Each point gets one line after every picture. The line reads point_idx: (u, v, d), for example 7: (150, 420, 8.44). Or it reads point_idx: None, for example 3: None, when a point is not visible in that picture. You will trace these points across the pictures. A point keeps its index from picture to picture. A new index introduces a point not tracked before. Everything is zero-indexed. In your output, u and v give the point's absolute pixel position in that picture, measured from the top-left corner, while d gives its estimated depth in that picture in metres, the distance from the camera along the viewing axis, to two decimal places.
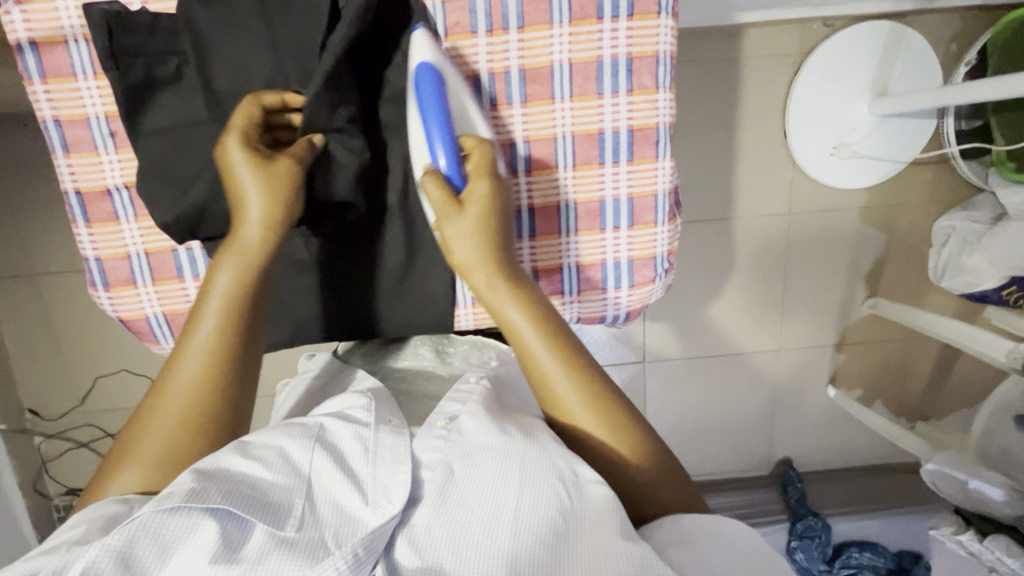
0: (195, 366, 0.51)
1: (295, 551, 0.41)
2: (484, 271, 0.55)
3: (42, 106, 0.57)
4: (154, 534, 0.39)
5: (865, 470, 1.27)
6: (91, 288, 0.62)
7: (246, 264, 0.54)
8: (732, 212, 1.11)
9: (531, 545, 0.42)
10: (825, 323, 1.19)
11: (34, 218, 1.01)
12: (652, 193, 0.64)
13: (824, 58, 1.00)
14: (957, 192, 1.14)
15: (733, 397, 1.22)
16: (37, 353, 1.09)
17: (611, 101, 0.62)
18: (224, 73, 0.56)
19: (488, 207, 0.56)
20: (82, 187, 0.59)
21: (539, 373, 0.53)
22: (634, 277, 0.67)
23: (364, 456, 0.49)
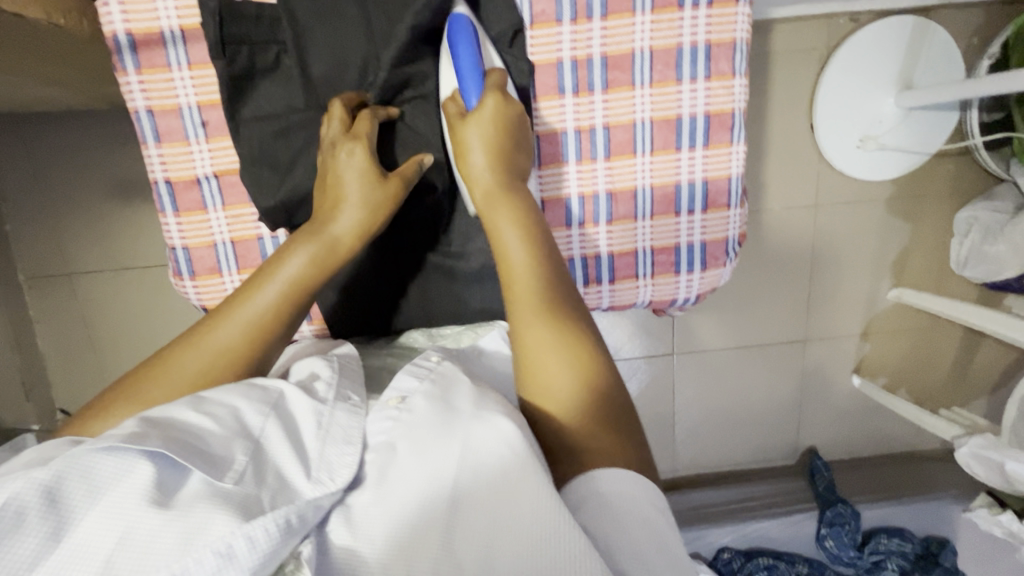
0: (238, 332, 0.52)
1: (228, 503, 0.39)
2: (482, 183, 0.58)
3: (135, 95, 0.57)
4: (85, 475, 0.38)
5: (891, 458, 1.30)
6: (177, 276, 0.63)
7: (324, 256, 0.55)
8: (761, 205, 1.13)
9: (470, 525, 0.40)
10: (851, 312, 1.22)
11: (73, 219, 1.02)
12: (726, 176, 0.66)
13: (852, 51, 1.02)
14: (980, 183, 1.16)
15: (761, 388, 1.24)
16: (72, 352, 1.08)
17: (689, 87, 0.63)
18: (322, 62, 0.58)
19: (491, 122, 0.57)
20: (172, 175, 0.60)
21: (518, 292, 0.54)
22: (706, 260, 0.68)
23: (317, 430, 0.47)
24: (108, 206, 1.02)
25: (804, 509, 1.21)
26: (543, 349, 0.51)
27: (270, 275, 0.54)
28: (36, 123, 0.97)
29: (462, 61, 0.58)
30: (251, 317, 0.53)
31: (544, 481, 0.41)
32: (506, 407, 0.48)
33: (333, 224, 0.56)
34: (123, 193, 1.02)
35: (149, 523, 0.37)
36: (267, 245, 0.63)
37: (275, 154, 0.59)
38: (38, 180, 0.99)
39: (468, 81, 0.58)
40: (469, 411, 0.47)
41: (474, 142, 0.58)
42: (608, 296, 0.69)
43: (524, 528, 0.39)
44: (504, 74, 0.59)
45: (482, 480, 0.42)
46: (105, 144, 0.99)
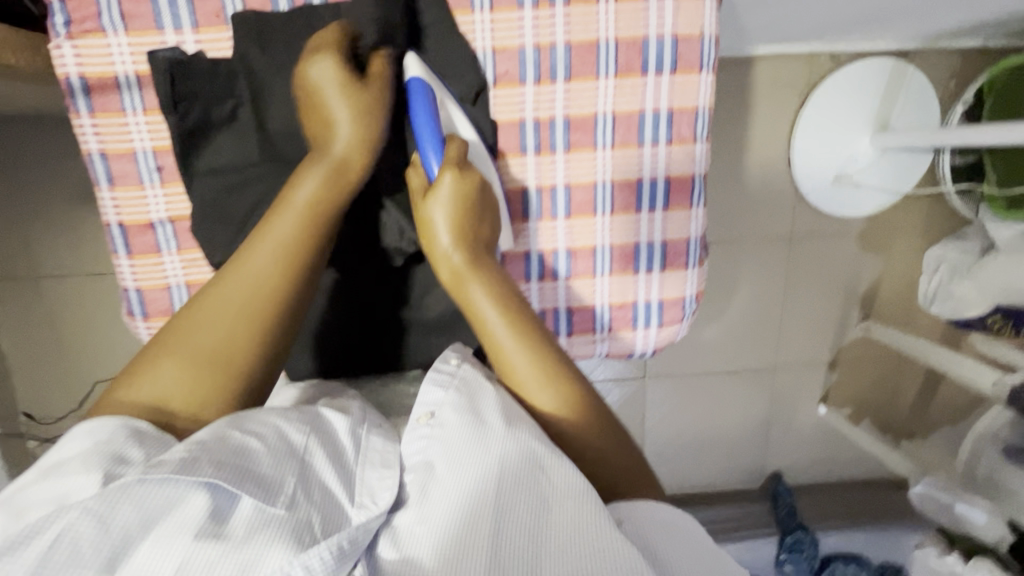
0: (266, 266, 0.49)
1: (284, 533, 0.38)
2: (450, 262, 0.57)
3: (88, 138, 0.56)
4: (141, 500, 0.35)
5: (852, 484, 1.32)
6: (129, 317, 0.61)
7: (337, 178, 0.53)
8: (737, 234, 1.14)
9: (513, 542, 0.40)
10: (821, 342, 1.23)
11: (40, 221, 1.00)
12: (684, 238, 0.67)
13: (832, 88, 1.04)
14: (950, 222, 1.19)
15: (730, 413, 1.26)
16: (36, 354, 1.07)
17: (651, 150, 0.63)
18: (279, 114, 0.56)
19: (454, 198, 0.56)
20: (125, 220, 0.58)
21: (502, 356, 0.54)
22: (663, 317, 0.69)
23: (353, 453, 0.48)
24: (77, 210, 1.00)
25: (765, 533, 1.24)
26: (530, 386, 0.53)
27: (283, 205, 0.51)
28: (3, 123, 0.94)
29: (421, 126, 0.58)
30: (275, 250, 0.50)
31: (584, 501, 0.43)
32: (536, 428, 0.48)
33: (332, 145, 0.53)
34: (93, 198, 1.00)
35: (211, 553, 0.35)
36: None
37: (229, 208, 0.57)
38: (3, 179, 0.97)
39: (428, 147, 0.59)
40: (503, 428, 0.47)
41: (440, 222, 0.57)
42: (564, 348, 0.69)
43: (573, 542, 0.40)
44: (464, 142, 0.59)
45: (523, 493, 0.43)
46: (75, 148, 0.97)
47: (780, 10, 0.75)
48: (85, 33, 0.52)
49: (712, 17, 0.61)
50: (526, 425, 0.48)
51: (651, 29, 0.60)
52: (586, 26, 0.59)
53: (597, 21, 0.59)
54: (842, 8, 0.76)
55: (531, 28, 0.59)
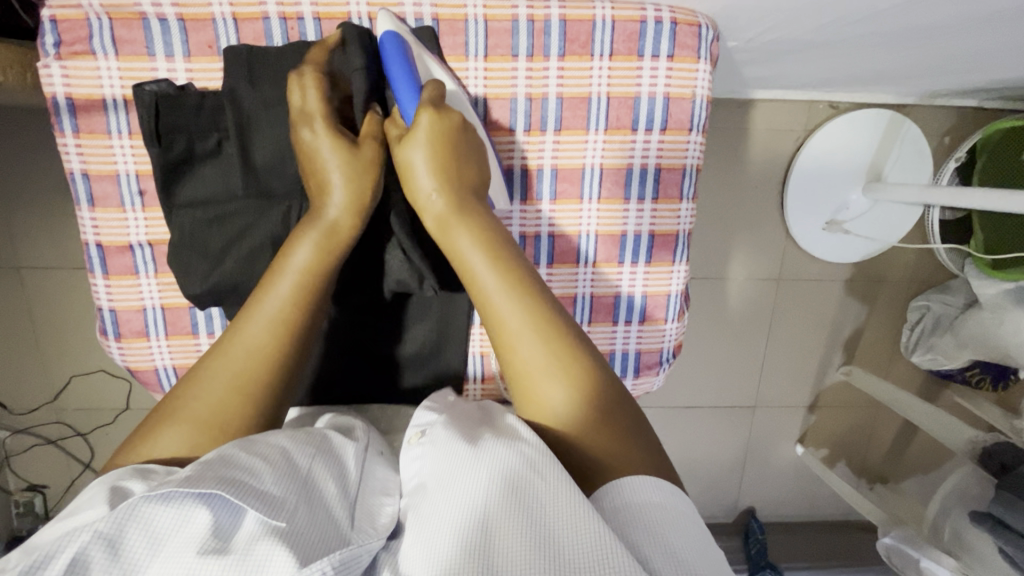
0: (259, 333, 0.49)
1: (286, 542, 0.37)
2: (433, 208, 0.55)
3: (71, 158, 0.56)
4: (147, 522, 0.37)
5: (823, 525, 1.33)
6: (102, 336, 0.61)
7: (327, 242, 0.52)
8: (726, 273, 1.14)
9: (509, 547, 0.36)
10: (802, 383, 1.24)
11: (24, 213, 0.99)
12: (665, 293, 0.67)
13: (827, 136, 1.04)
14: (936, 275, 1.20)
15: (707, 448, 1.26)
16: (14, 345, 1.06)
17: (637, 207, 0.64)
18: (265, 149, 0.55)
19: (432, 138, 0.54)
20: (104, 240, 0.58)
21: (486, 302, 0.51)
22: (639, 368, 0.69)
23: (358, 479, 0.48)
24: (63, 204, 0.99)
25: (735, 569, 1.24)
26: (518, 343, 0.49)
27: (278, 268, 0.51)
28: None
29: (398, 83, 0.54)
30: (267, 314, 0.50)
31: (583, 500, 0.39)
32: (529, 433, 0.45)
33: (325, 210, 0.53)
34: None
35: (211, 567, 0.35)
36: (199, 315, 0.61)
37: (208, 239, 0.56)
38: None
39: (406, 100, 0.55)
40: (492, 439, 0.45)
41: (420, 164, 0.54)
42: None
43: (566, 546, 0.36)
44: (440, 83, 0.55)
45: (515, 499, 0.39)
46: None
47: (780, 64, 0.76)
48: (75, 55, 0.53)
49: (706, 80, 0.61)
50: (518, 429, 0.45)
51: (643, 87, 0.60)
52: (579, 81, 0.60)
53: (590, 77, 0.60)
54: (841, 67, 0.78)
55: (524, 79, 0.59)
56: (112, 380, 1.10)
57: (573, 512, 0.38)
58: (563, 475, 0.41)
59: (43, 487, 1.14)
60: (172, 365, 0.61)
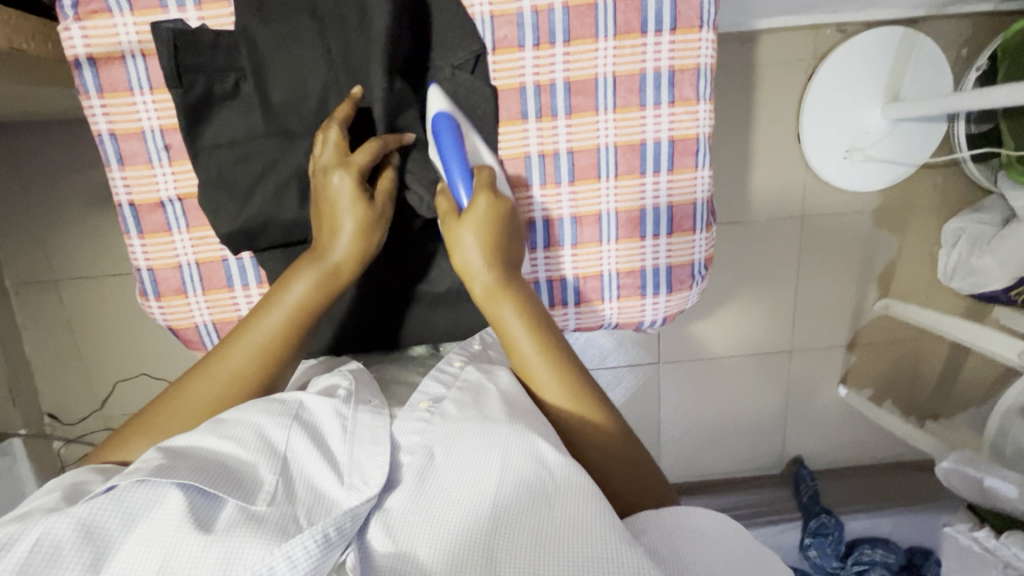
0: (241, 359, 0.53)
1: (263, 529, 0.41)
2: (482, 279, 0.56)
3: (98, 120, 0.58)
4: (120, 505, 0.40)
5: (876, 468, 1.30)
6: (142, 297, 0.63)
7: (327, 282, 0.56)
8: (747, 215, 1.12)
9: (510, 531, 0.42)
10: (839, 322, 1.21)
11: (58, 224, 1.02)
12: (691, 201, 0.66)
13: (838, 62, 1.02)
14: (968, 194, 1.16)
15: (747, 398, 1.24)
16: (58, 357, 1.09)
17: (654, 112, 0.63)
18: (281, 87, 0.56)
19: (486, 220, 0.56)
20: (135, 199, 0.60)
21: (523, 361, 0.56)
22: (672, 284, 0.68)
23: (344, 436, 0.50)
24: (92, 213, 1.02)
25: (788, 518, 1.21)
26: (540, 376, 0.55)
27: (273, 302, 0.55)
28: (18, 131, 0.97)
29: (450, 159, 0.57)
30: (251, 342, 0.54)
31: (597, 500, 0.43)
32: (536, 420, 0.50)
33: (329, 252, 0.56)
34: (109, 201, 1.02)
35: (190, 549, 0.38)
36: (233, 267, 0.63)
37: (234, 178, 0.58)
38: (20, 184, 0.99)
39: (456, 176, 0.58)
40: (504, 423, 0.49)
41: (470, 241, 0.56)
42: (574, 317, 0.69)
43: (565, 531, 0.41)
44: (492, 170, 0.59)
45: (524, 493, 0.44)
46: (92, 153, 0.99)
47: None
48: (93, 14, 0.54)
49: None
50: (528, 421, 0.50)
51: None
52: None
53: None
54: None
55: None
56: (155, 382, 1.13)
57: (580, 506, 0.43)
58: (573, 469, 0.46)
59: None
60: (212, 319, 0.63)
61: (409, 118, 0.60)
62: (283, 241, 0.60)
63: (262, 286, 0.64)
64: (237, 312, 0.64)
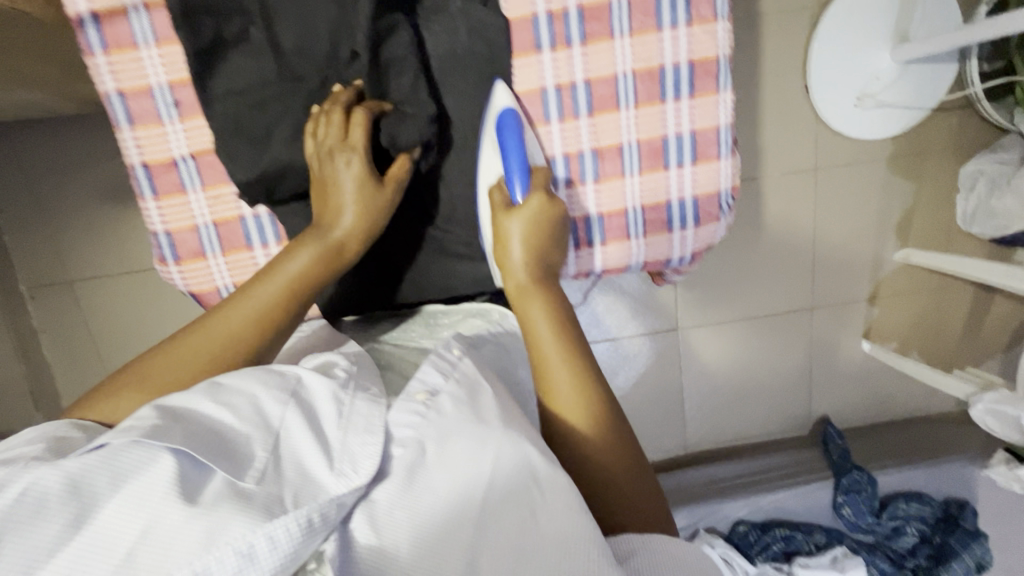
0: (239, 322, 0.54)
1: (250, 507, 0.37)
2: (517, 274, 0.60)
3: (105, 80, 0.58)
4: (109, 462, 0.37)
5: (904, 422, 1.28)
6: (161, 262, 0.64)
7: (328, 256, 0.58)
8: (760, 170, 1.10)
9: (496, 541, 0.41)
10: (858, 275, 1.19)
11: (68, 225, 1.02)
12: (714, 127, 0.64)
13: (843, 6, 1.00)
14: (983, 135, 1.14)
15: (769, 359, 1.22)
16: (77, 359, 1.09)
17: (671, 35, 0.61)
18: (288, 28, 0.57)
19: (533, 216, 0.60)
20: (148, 160, 0.61)
21: (537, 347, 0.56)
22: (699, 215, 0.66)
23: (339, 419, 0.46)
24: (102, 210, 1.02)
25: (819, 478, 1.19)
26: (551, 364, 0.54)
27: (275, 271, 0.57)
28: (26, 132, 0.97)
29: (510, 156, 0.61)
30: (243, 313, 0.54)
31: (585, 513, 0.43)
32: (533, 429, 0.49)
33: (332, 227, 0.59)
34: (119, 196, 1.01)
35: (174, 518, 0.35)
36: (250, 225, 0.64)
37: (250, 124, 0.59)
38: (30, 185, 0.99)
39: (514, 170, 0.61)
40: (497, 426, 0.47)
41: (514, 232, 0.60)
42: (600, 257, 0.67)
43: (550, 550, 0.40)
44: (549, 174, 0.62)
45: (510, 500, 0.43)
46: (99, 150, 0.99)
47: None
48: None
49: None
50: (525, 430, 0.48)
51: None
52: None
53: None
54: None
55: None
56: None
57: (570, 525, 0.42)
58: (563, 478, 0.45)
59: None
60: (233, 280, 0.65)
61: (409, 55, 0.59)
62: (303, 185, 0.62)
63: (281, 244, 0.65)
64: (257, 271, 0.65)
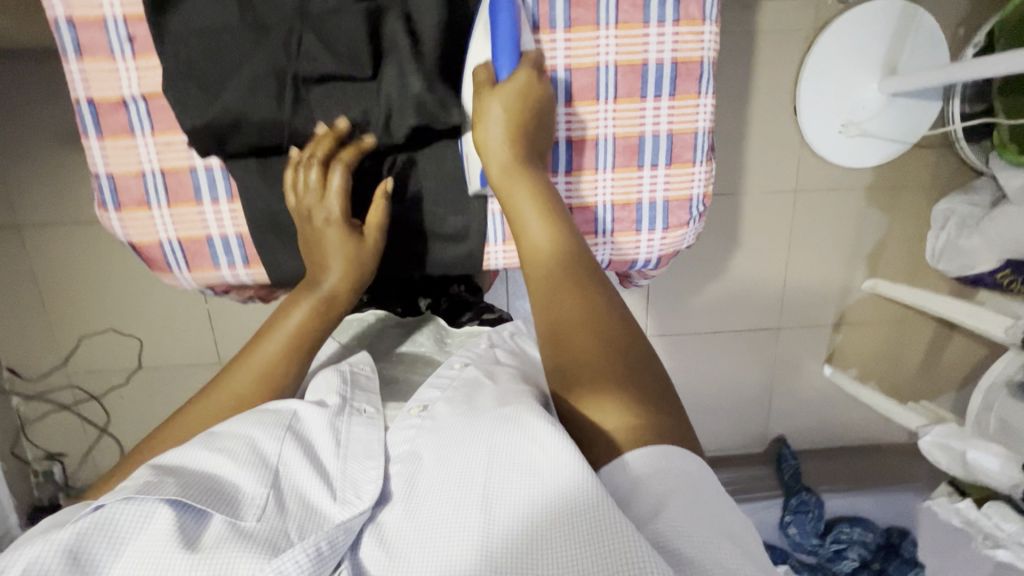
0: (246, 380, 0.54)
1: (253, 545, 0.37)
2: (500, 160, 0.56)
3: (54, 2, 0.53)
4: (106, 528, 0.37)
5: (856, 449, 1.30)
6: (101, 208, 0.59)
7: (323, 312, 0.59)
8: (741, 187, 1.11)
9: (509, 530, 0.36)
10: (827, 301, 1.21)
11: (21, 168, 0.96)
12: (692, 130, 0.63)
13: (837, 33, 1.01)
14: (959, 175, 1.16)
15: (731, 375, 1.23)
16: (20, 308, 1.04)
17: (657, 31, 0.60)
18: None
19: (517, 97, 0.55)
20: (95, 95, 0.56)
21: (525, 241, 0.54)
22: (668, 219, 0.65)
23: (336, 450, 0.47)
24: (59, 156, 0.97)
25: (769, 496, 1.21)
26: (539, 259, 0.53)
27: (273, 329, 0.58)
28: None
29: (500, 40, 0.55)
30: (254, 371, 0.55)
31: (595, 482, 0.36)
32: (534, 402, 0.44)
33: (322, 280, 0.59)
34: (77, 142, 0.96)
35: (177, 569, 0.35)
36: (202, 179, 0.59)
37: (203, 69, 0.54)
38: None
39: (502, 52, 0.56)
40: (491, 414, 0.44)
41: (497, 114, 0.56)
42: None
43: (567, 526, 0.34)
44: (538, 57, 0.58)
45: (511, 471, 0.38)
46: (61, 92, 0.94)
47: None
48: None
49: None
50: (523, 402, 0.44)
51: None
52: None
53: None
54: None
55: None
56: (123, 339, 1.08)
57: (571, 481, 0.36)
58: (564, 439, 0.39)
59: (61, 455, 1.13)
60: (178, 236, 0.60)
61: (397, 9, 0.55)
62: (256, 145, 0.57)
63: (233, 202, 0.60)
64: (205, 230, 0.60)
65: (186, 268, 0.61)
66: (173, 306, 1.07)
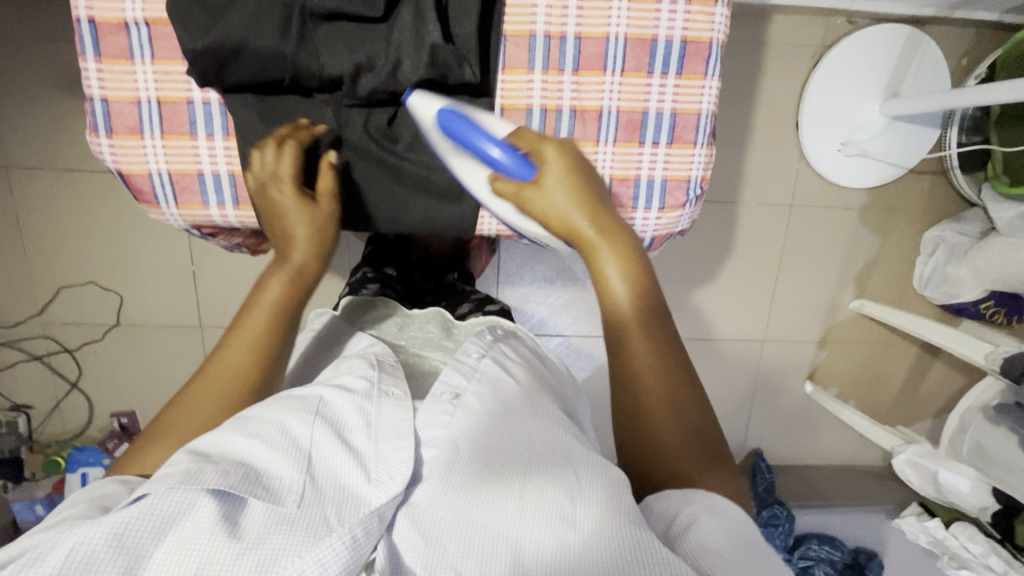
0: (237, 352, 0.53)
1: (295, 534, 0.38)
2: (584, 236, 0.54)
3: None
4: (148, 512, 0.37)
5: (831, 468, 1.31)
6: (92, 132, 0.59)
7: (298, 281, 0.58)
8: (738, 196, 1.12)
9: (551, 547, 0.39)
10: (813, 317, 1.22)
11: (14, 107, 0.94)
12: (695, 112, 0.63)
13: (844, 51, 1.02)
14: (952, 204, 1.18)
15: (713, 383, 1.24)
16: (0, 251, 1.02)
17: (669, 7, 0.60)
18: None
19: (562, 172, 0.55)
20: (96, 16, 0.55)
21: (616, 308, 0.51)
22: (665, 200, 0.65)
23: (366, 431, 0.47)
24: (55, 99, 0.95)
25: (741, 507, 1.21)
26: (633, 323, 0.50)
27: (253, 303, 0.56)
28: None
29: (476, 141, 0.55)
30: (244, 342, 0.53)
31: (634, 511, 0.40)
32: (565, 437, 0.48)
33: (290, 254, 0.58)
34: (77, 86, 0.95)
35: (223, 557, 0.36)
36: (198, 112, 0.59)
37: None
38: None
39: (500, 150, 0.55)
40: (522, 436, 0.46)
41: (558, 198, 0.54)
42: None
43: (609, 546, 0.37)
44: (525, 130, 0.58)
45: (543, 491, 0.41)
46: (64, 34, 0.92)
47: None
48: None
49: None
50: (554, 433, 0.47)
51: None
52: None
53: None
54: None
55: None
56: (103, 293, 1.06)
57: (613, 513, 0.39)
58: (597, 479, 0.43)
59: (28, 407, 1.11)
60: (168, 168, 0.59)
61: None
62: (256, 79, 0.56)
63: (228, 139, 0.60)
64: (196, 165, 0.60)
65: (174, 202, 0.61)
66: (157, 263, 1.05)
